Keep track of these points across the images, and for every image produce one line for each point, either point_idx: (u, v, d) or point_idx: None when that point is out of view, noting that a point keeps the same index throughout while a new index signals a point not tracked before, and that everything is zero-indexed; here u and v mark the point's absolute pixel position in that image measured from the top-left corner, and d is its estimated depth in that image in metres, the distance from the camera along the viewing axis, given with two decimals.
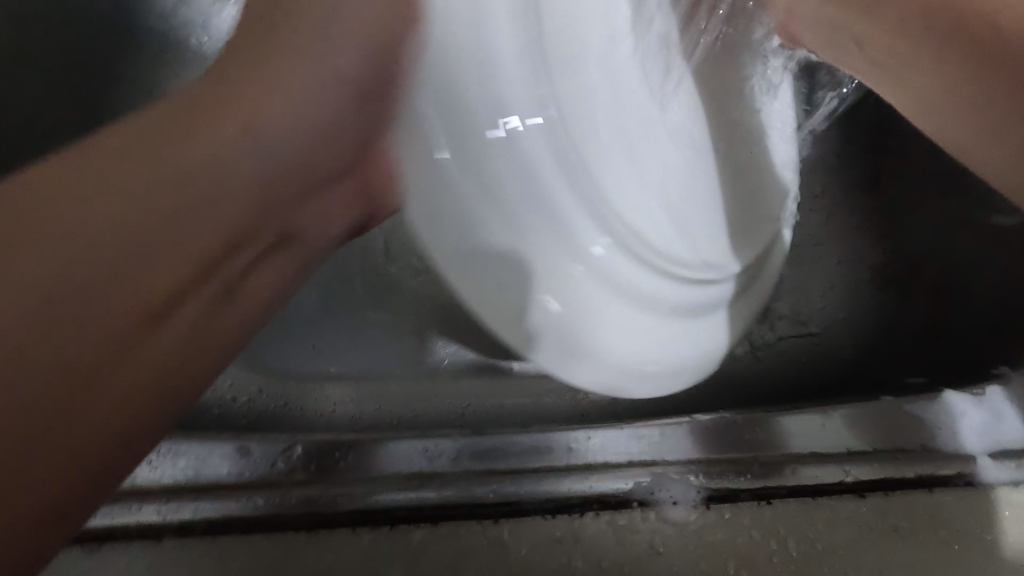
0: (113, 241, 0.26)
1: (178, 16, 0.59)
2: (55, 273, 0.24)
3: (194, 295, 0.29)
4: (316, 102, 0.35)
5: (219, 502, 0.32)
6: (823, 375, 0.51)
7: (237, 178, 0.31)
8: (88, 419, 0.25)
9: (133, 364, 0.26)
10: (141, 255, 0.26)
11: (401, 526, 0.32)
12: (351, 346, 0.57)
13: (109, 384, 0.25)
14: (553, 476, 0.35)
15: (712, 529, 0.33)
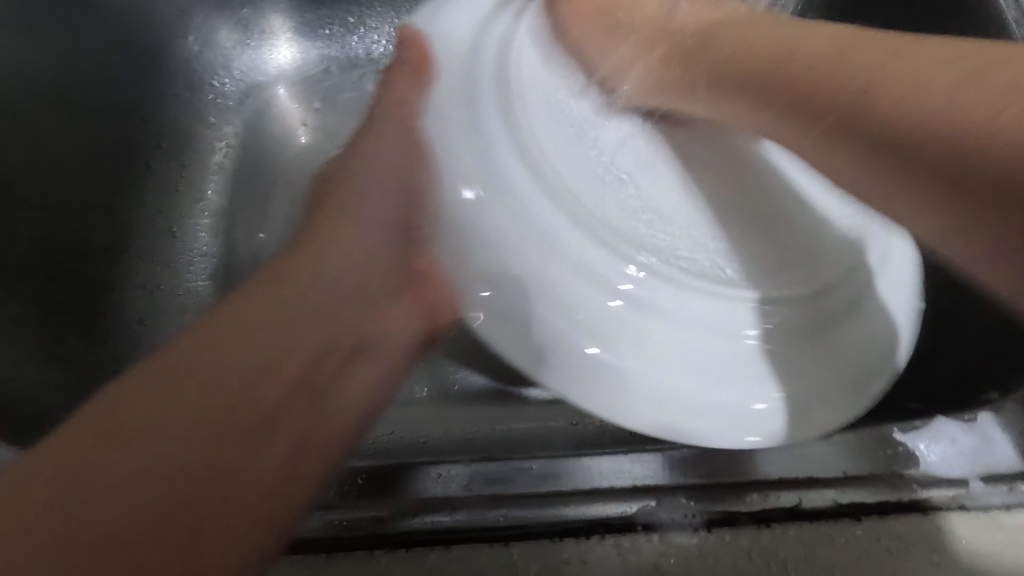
0: (222, 373, 0.33)
1: (202, 61, 0.69)
2: (188, 400, 0.31)
3: (289, 412, 0.34)
4: (366, 245, 0.44)
5: None
6: None
7: (290, 338, 0.36)
8: (249, 474, 0.31)
9: (273, 447, 0.33)
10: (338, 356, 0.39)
11: (417, 549, 0.34)
12: None
13: (273, 439, 0.33)
14: (560, 499, 0.36)
15: (713, 551, 0.34)
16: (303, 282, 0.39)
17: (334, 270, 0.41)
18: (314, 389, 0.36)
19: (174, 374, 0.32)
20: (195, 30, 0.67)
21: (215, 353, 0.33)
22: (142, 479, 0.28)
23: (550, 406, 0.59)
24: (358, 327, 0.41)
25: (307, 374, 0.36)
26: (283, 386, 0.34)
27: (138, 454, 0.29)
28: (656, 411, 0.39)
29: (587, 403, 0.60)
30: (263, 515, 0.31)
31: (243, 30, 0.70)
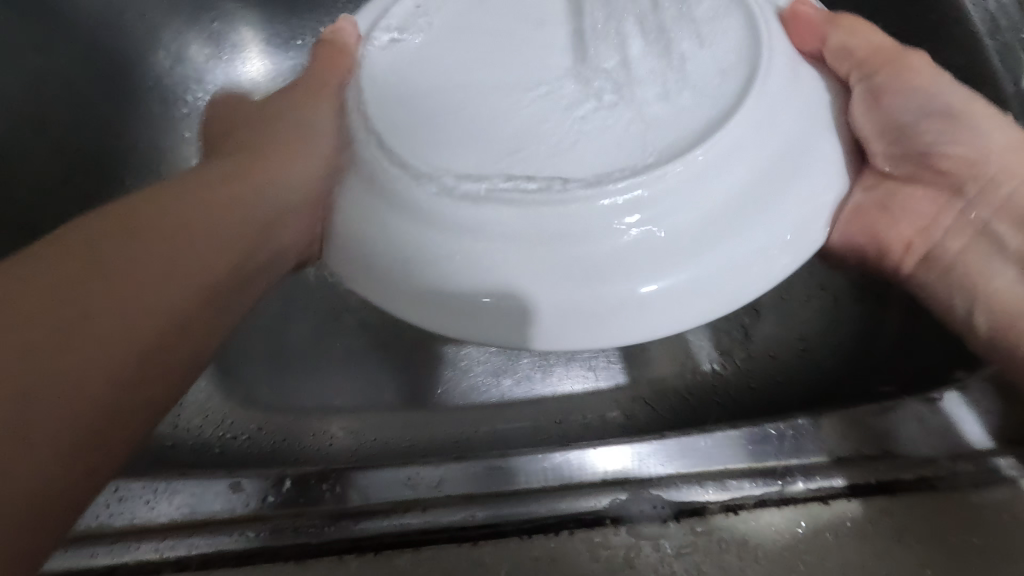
0: (113, 332, 0.27)
1: (175, 76, 0.69)
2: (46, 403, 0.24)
3: (173, 354, 0.29)
4: (291, 181, 0.38)
5: (213, 538, 0.34)
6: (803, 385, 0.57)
7: (206, 242, 0.32)
8: (81, 368, 0.25)
9: (96, 381, 0.26)
10: (179, 266, 0.30)
11: (387, 552, 0.34)
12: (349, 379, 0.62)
13: (86, 350, 0.26)
14: (530, 497, 0.36)
15: (683, 542, 0.34)
16: (172, 196, 0.32)
17: (180, 205, 0.32)
18: (211, 325, 0.31)
19: (61, 333, 0.25)
20: (166, 45, 0.68)
21: (81, 302, 0.26)
22: (71, 374, 0.25)
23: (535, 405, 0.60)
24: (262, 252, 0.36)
25: (190, 315, 0.30)
26: (160, 324, 0.28)
27: (33, 437, 0.24)
28: (676, 313, 0.33)
29: (570, 399, 0.60)
30: (71, 453, 0.25)
31: (215, 43, 0.70)
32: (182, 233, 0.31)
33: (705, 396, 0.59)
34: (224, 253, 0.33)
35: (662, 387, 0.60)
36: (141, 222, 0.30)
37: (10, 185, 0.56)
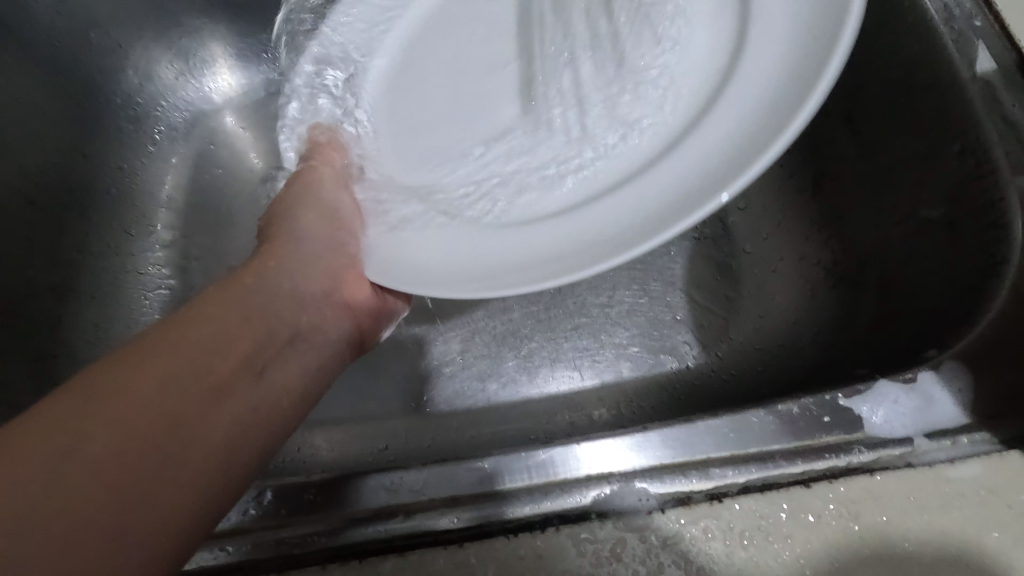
0: (205, 458, 0.34)
1: (144, 92, 0.74)
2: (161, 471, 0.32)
3: (189, 415, 0.35)
4: (314, 243, 0.49)
5: (195, 555, 0.34)
6: (772, 372, 0.64)
7: (223, 365, 0.38)
8: (164, 487, 0.32)
9: (183, 451, 0.33)
10: (162, 385, 0.35)
11: (371, 559, 0.34)
12: (350, 393, 0.66)
13: (216, 409, 0.36)
14: (514, 496, 0.36)
15: (669, 533, 0.34)
16: (241, 289, 0.43)
17: (206, 432, 0.35)
18: (216, 416, 0.36)
19: (122, 461, 0.31)
20: (134, 62, 0.72)
21: (153, 457, 0.32)
22: (143, 495, 0.31)
23: (521, 404, 0.66)
24: (173, 477, 0.32)
25: (219, 468, 0.34)
26: (199, 492, 0.33)
27: (165, 490, 0.31)
28: (604, 448, 0.38)
29: (557, 402, 0.66)
30: (202, 481, 0.33)
31: (184, 61, 0.76)
32: (192, 334, 0.38)
33: (686, 389, 0.66)
34: (238, 425, 0.36)
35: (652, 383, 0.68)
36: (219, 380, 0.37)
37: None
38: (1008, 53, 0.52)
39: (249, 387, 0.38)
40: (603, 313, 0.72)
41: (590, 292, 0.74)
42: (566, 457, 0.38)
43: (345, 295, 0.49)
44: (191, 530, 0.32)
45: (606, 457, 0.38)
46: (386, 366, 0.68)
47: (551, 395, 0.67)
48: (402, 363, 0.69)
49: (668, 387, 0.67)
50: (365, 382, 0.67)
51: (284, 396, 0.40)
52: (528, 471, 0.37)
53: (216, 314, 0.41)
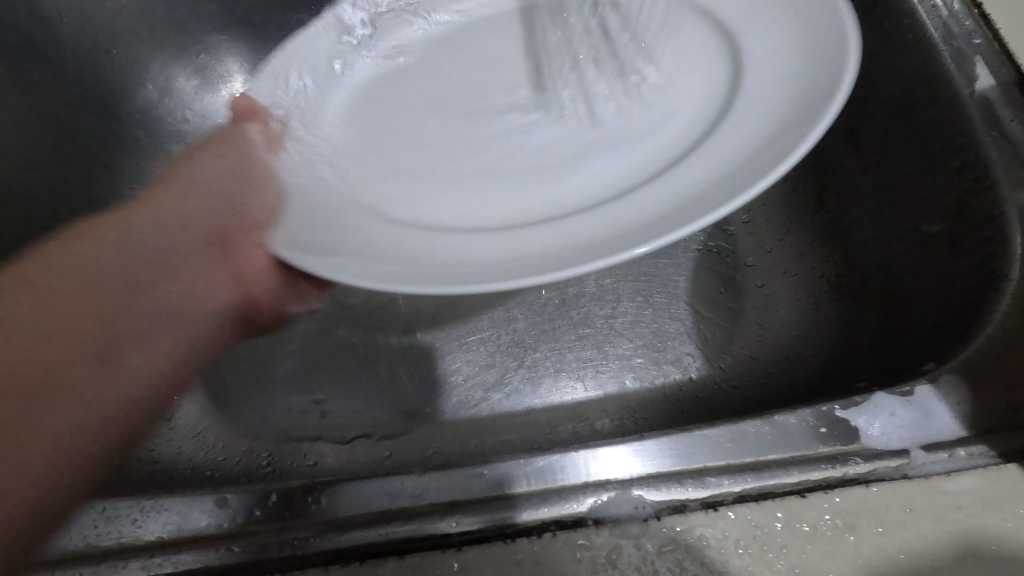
0: (97, 409, 0.40)
1: (163, 106, 0.76)
2: (53, 430, 0.38)
3: (55, 374, 0.39)
4: (211, 194, 0.50)
5: (200, 554, 0.35)
6: (771, 384, 0.65)
7: (147, 318, 0.44)
8: (31, 430, 0.37)
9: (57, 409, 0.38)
10: (45, 325, 0.40)
11: (371, 561, 0.34)
12: (353, 402, 0.67)
13: (55, 399, 0.39)
14: (513, 502, 0.37)
15: (665, 540, 0.35)
16: (100, 232, 0.47)
17: (82, 390, 0.40)
18: (105, 361, 0.42)
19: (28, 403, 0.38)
20: (154, 78, 0.75)
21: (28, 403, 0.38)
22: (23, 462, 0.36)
23: (522, 414, 0.67)
24: (41, 424, 0.38)
25: (161, 379, 0.44)
26: (84, 438, 0.39)
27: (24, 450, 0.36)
28: (603, 456, 0.38)
29: (557, 412, 0.67)
30: (82, 436, 0.39)
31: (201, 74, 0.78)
32: (84, 287, 0.43)
33: (687, 399, 0.67)
34: (143, 381, 0.43)
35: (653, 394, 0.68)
36: (81, 348, 0.41)
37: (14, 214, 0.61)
38: (1007, 71, 0.53)
39: (130, 357, 0.43)
40: (606, 325, 0.73)
41: (592, 305, 0.74)
42: (565, 464, 0.38)
43: (233, 247, 0.48)
44: (75, 478, 0.38)
45: (604, 465, 0.38)
46: (390, 374, 0.69)
47: (553, 405, 0.68)
48: (406, 372, 0.70)
49: (669, 397, 0.68)
50: (370, 390, 0.68)
51: (171, 358, 0.45)
52: (527, 477, 0.38)
53: (104, 266, 0.45)
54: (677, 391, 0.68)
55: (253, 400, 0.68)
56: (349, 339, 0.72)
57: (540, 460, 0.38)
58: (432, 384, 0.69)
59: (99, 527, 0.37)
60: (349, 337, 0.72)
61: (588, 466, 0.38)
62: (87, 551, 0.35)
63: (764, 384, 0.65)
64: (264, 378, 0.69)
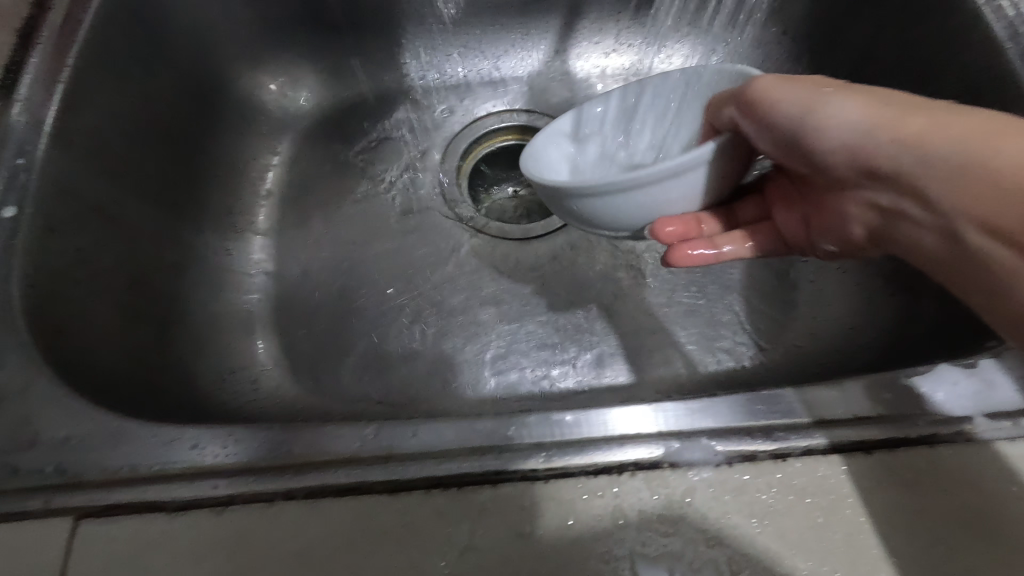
0: None
1: (253, 99, 0.84)
2: None
3: None
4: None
5: (319, 475, 0.39)
6: (819, 371, 0.68)
7: None
8: None
9: None
10: None
11: (468, 487, 0.38)
12: (419, 375, 0.72)
13: None
14: (595, 445, 0.40)
15: (737, 484, 0.38)
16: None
17: None
18: None
19: None
20: (247, 74, 0.83)
21: None
22: None
23: (578, 393, 0.71)
24: None
25: None
26: None
27: None
28: (673, 410, 0.42)
29: (609, 393, 0.71)
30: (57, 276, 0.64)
31: (288, 75, 0.86)
32: None
33: (735, 378, 0.71)
34: None
35: (703, 377, 0.72)
36: None
37: (135, 179, 0.65)
38: None
39: None
40: (661, 313, 0.76)
41: (647, 295, 0.78)
42: (641, 414, 0.42)
43: None
44: None
45: (675, 417, 0.41)
46: (454, 351, 0.74)
47: (610, 386, 0.71)
48: (469, 349, 0.75)
49: (717, 380, 0.71)
50: (435, 364, 0.73)
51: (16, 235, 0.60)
52: (606, 424, 0.41)
53: None
54: (727, 377, 0.72)
55: (327, 365, 0.72)
56: (416, 316, 0.77)
57: (618, 411, 0.42)
58: (492, 362, 0.74)
59: (227, 448, 0.41)
60: (415, 314, 0.77)
61: (662, 418, 0.41)
62: (220, 468, 0.40)
63: (810, 369, 0.69)
64: (337, 345, 0.74)
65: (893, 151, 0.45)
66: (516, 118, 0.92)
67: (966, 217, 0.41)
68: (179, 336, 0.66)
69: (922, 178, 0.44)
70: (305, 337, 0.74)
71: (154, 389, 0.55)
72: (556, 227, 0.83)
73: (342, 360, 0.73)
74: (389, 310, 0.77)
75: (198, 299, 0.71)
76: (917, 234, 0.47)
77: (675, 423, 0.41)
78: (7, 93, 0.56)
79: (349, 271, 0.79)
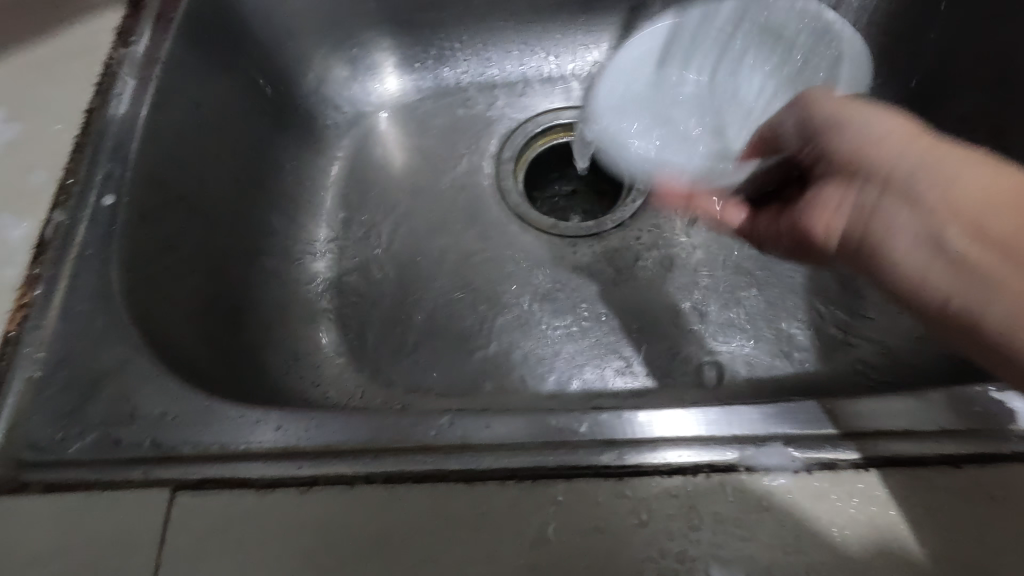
0: None
1: (320, 92, 0.86)
2: None
3: None
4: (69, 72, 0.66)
5: (396, 461, 0.41)
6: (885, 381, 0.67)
7: None
8: None
9: None
10: None
11: (543, 480, 0.39)
12: (475, 367, 0.74)
13: None
14: (669, 445, 0.40)
15: (815, 491, 0.37)
16: None
17: None
18: None
19: None
20: (316, 68, 0.85)
21: None
22: None
23: (633, 393, 0.71)
24: None
25: None
26: None
27: None
28: (747, 412, 0.41)
29: (664, 393, 0.71)
30: None
31: (352, 68, 0.88)
32: None
33: (795, 385, 0.70)
34: None
35: (760, 382, 0.71)
36: None
37: (215, 172, 0.68)
38: None
39: None
40: (719, 313, 0.76)
41: (706, 295, 0.77)
42: (714, 416, 0.41)
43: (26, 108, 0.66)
44: None
45: (749, 420, 0.41)
46: (510, 345, 0.75)
47: (664, 386, 0.71)
48: (525, 344, 0.75)
49: (776, 387, 0.71)
50: (491, 357, 0.74)
51: None
52: (679, 424, 0.41)
53: None
54: (787, 383, 0.71)
55: (387, 355, 0.74)
56: (472, 309, 0.78)
57: (691, 412, 0.41)
58: (547, 357, 0.74)
59: (308, 431, 0.43)
60: (472, 307, 0.78)
61: (737, 421, 0.41)
62: (302, 449, 0.42)
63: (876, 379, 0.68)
64: (396, 335, 0.76)
65: (924, 204, 0.41)
66: (573, 116, 0.91)
67: (960, 218, 0.39)
68: (250, 322, 0.70)
69: (926, 189, 0.41)
70: (366, 326, 0.76)
71: (231, 372, 0.58)
72: (614, 225, 0.83)
73: (401, 350, 0.75)
74: (447, 301, 0.78)
75: (268, 286, 0.74)
76: (890, 226, 0.42)
77: (750, 426, 0.40)
78: (105, 89, 0.60)
79: (408, 263, 0.81)
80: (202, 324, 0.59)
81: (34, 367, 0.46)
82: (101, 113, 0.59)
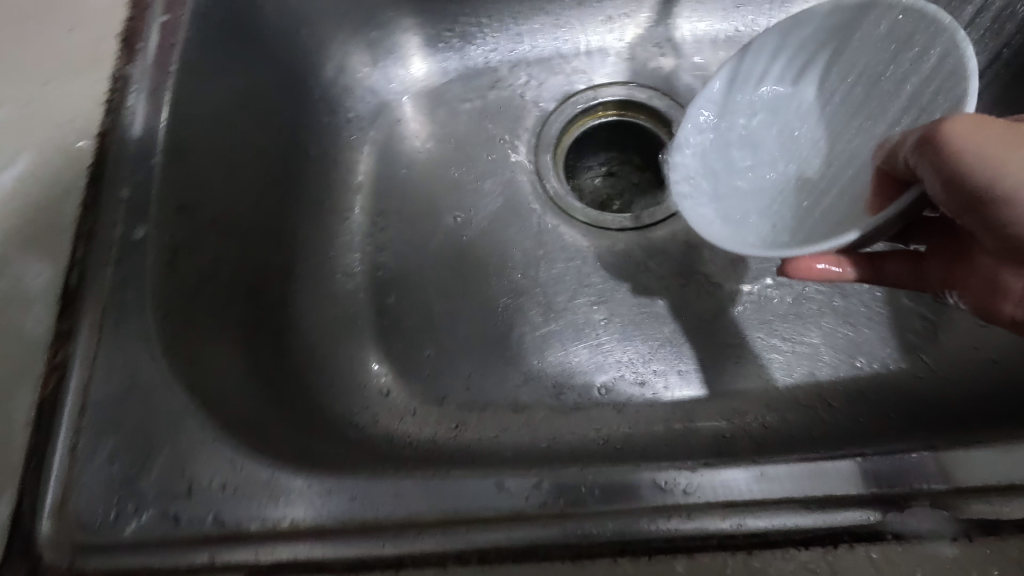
0: None
1: (340, 83, 0.78)
2: None
3: None
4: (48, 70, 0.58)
5: (490, 535, 0.36)
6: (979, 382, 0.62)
7: None
8: None
9: None
10: None
11: (660, 556, 0.35)
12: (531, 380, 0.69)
13: None
14: (798, 508, 0.35)
15: (975, 561, 0.33)
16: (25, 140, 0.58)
17: None
18: None
19: None
20: (334, 57, 0.77)
21: None
22: None
23: (703, 403, 0.67)
24: None
25: None
26: None
27: None
28: (879, 467, 0.36)
29: (735, 402, 0.66)
30: None
31: (372, 53, 0.80)
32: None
33: (878, 387, 0.65)
34: None
35: (839, 385, 0.66)
36: None
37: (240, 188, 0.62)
38: None
39: None
40: (791, 309, 0.70)
41: (775, 292, 0.71)
42: (841, 471, 0.36)
43: None
44: None
45: (884, 476, 0.36)
46: (566, 355, 0.70)
47: (734, 393, 0.67)
48: (582, 352, 0.70)
49: (857, 390, 0.65)
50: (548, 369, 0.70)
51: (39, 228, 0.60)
52: (804, 481, 0.36)
53: None
54: (869, 385, 0.65)
55: (435, 371, 0.70)
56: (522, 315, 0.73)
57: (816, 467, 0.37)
58: (606, 366, 0.70)
59: (387, 502, 0.38)
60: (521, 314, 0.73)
61: (869, 477, 0.36)
62: (383, 523, 0.38)
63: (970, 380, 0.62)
64: (443, 348, 0.71)
65: None
66: (613, 93, 0.83)
67: None
68: (291, 346, 0.65)
69: None
70: (410, 340, 0.71)
71: (282, 413, 0.53)
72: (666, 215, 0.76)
73: (450, 366, 0.70)
74: (493, 308, 0.73)
75: (304, 303, 0.69)
76: None
77: (885, 483, 0.36)
78: (116, 106, 0.53)
79: (448, 267, 0.75)
80: (248, 363, 0.54)
81: (75, 438, 0.42)
82: (114, 136, 0.52)
